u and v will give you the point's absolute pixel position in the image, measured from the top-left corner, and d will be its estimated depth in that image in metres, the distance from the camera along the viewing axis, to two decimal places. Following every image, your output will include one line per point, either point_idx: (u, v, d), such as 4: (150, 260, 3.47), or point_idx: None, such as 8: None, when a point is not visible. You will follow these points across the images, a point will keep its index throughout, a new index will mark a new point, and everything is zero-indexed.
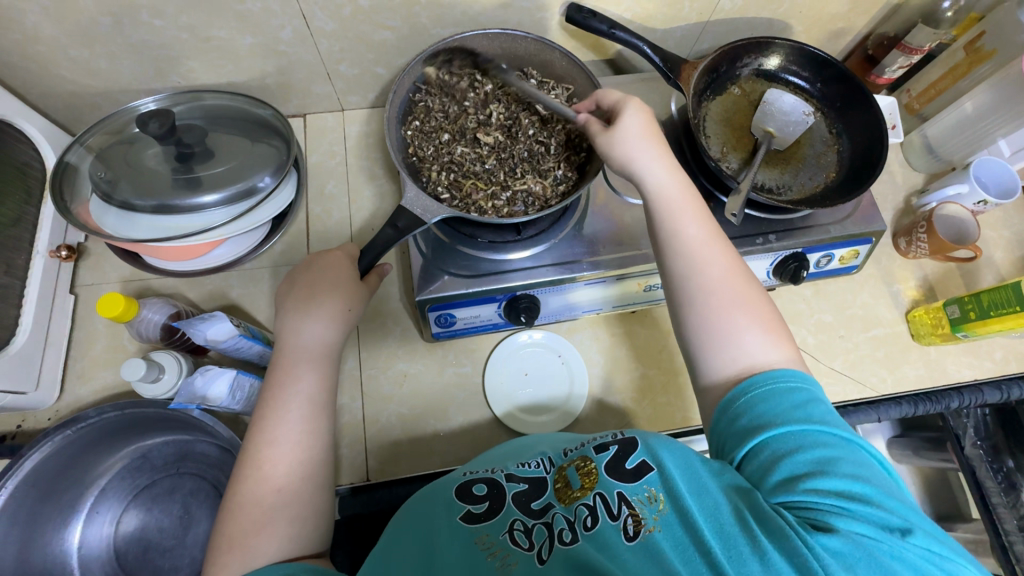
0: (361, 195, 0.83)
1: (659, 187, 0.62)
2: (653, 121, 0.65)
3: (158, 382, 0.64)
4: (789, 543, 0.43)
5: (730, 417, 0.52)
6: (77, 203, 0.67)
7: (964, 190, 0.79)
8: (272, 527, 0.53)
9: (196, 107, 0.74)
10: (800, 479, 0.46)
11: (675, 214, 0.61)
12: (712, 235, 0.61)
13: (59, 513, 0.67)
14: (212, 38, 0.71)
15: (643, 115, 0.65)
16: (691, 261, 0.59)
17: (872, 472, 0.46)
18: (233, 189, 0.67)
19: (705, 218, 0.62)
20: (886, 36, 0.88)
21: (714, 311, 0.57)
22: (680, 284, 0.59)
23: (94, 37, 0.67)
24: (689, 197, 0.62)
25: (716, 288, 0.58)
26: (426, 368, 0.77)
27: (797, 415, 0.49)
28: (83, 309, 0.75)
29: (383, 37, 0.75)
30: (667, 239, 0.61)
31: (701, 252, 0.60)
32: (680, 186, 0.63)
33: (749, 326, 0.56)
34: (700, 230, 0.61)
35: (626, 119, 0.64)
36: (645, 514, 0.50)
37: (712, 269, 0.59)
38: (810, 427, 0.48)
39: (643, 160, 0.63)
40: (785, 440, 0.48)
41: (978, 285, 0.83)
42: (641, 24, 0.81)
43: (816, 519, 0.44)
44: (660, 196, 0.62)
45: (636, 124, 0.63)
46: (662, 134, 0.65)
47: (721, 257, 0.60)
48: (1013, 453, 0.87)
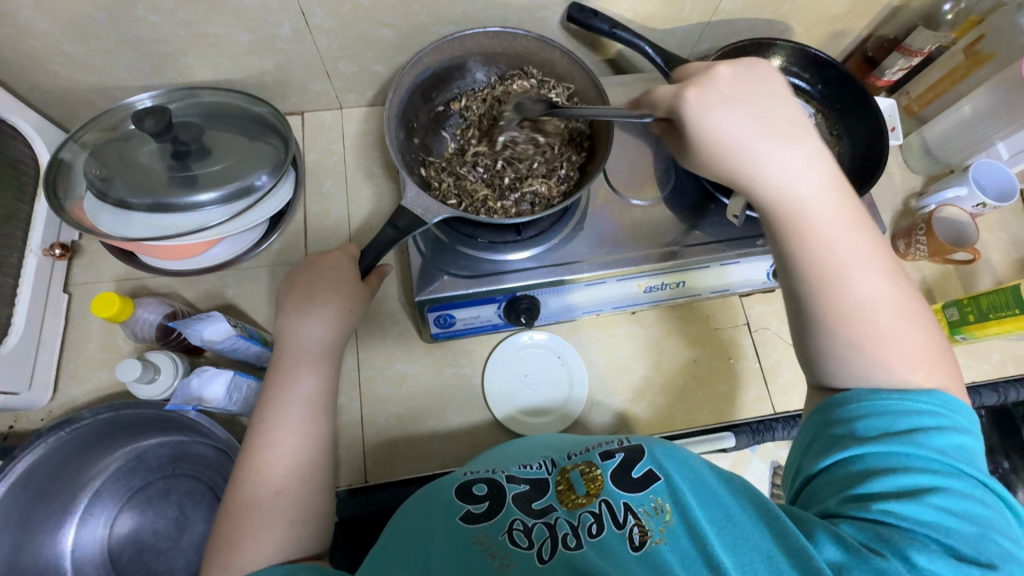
0: (359, 194, 0.83)
1: (799, 198, 0.53)
2: (774, 98, 0.54)
3: (153, 382, 0.63)
4: (806, 556, 0.44)
5: (832, 418, 0.50)
6: (72, 201, 0.66)
7: (963, 193, 0.79)
8: (271, 530, 0.52)
9: (192, 105, 0.73)
10: (879, 501, 0.44)
11: (805, 225, 0.53)
12: (853, 234, 0.53)
13: (53, 514, 0.66)
14: (209, 34, 0.70)
15: (731, 99, 0.53)
16: (830, 278, 0.51)
17: (967, 510, 0.43)
18: (231, 187, 0.66)
19: (857, 218, 0.53)
20: (886, 38, 0.88)
21: (852, 328, 0.50)
22: (819, 301, 0.52)
23: (89, 32, 0.66)
24: (833, 196, 0.53)
25: (869, 311, 0.50)
26: (424, 369, 0.77)
27: (904, 432, 0.46)
28: (76, 308, 0.74)
29: (383, 35, 0.75)
30: (789, 249, 0.53)
31: (845, 265, 0.51)
32: (820, 186, 0.53)
33: (901, 352, 0.49)
34: (833, 223, 0.53)
35: (711, 119, 0.53)
36: (651, 526, 0.50)
37: (853, 284, 0.51)
38: (910, 450, 0.45)
39: (773, 168, 0.53)
40: (886, 456, 0.45)
41: (975, 287, 0.83)
42: (642, 24, 0.81)
43: (867, 539, 0.43)
44: (790, 205, 0.53)
45: (736, 123, 0.53)
46: (784, 117, 0.54)
47: (861, 264, 0.52)
48: (1008, 455, 0.88)
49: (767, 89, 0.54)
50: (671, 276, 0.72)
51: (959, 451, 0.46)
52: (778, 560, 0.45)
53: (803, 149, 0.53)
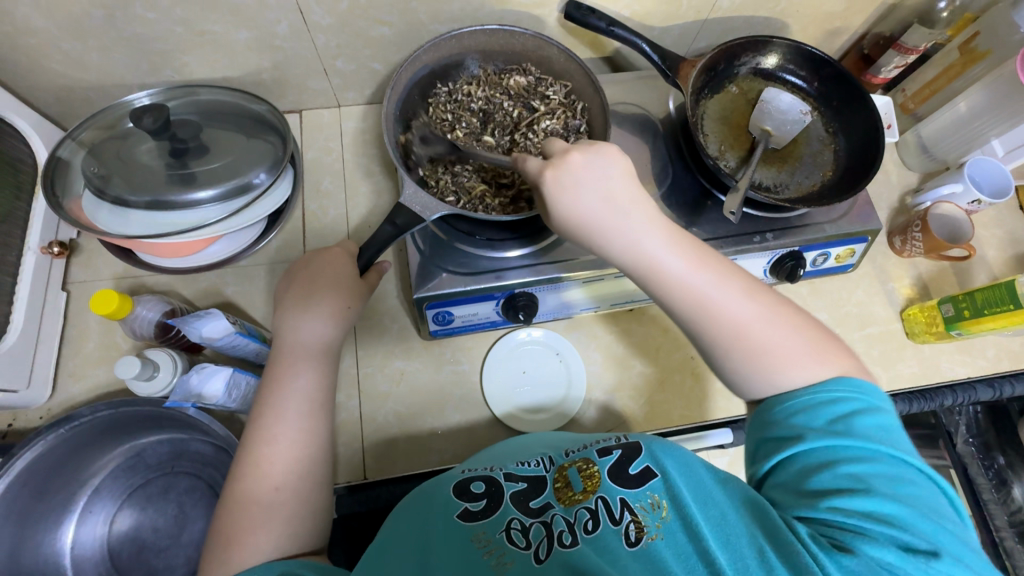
0: (357, 192, 0.83)
1: (653, 248, 0.56)
2: (614, 166, 0.57)
3: (152, 380, 0.63)
4: (792, 552, 0.44)
5: (766, 422, 0.52)
6: (70, 199, 0.66)
7: (959, 189, 0.80)
8: (270, 526, 0.52)
9: (190, 103, 0.73)
10: (825, 495, 0.46)
11: (655, 277, 0.56)
12: (705, 263, 0.56)
13: (52, 512, 0.66)
14: (207, 32, 0.70)
15: (581, 178, 0.56)
16: (698, 312, 0.55)
17: (906, 489, 0.45)
18: (229, 185, 0.67)
19: (702, 255, 0.57)
20: (882, 36, 0.89)
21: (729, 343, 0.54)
22: (695, 328, 0.56)
23: (86, 29, 0.66)
24: (676, 240, 0.57)
25: (740, 330, 0.54)
26: (423, 366, 0.77)
27: (833, 425, 0.48)
28: (75, 306, 0.74)
29: (381, 32, 0.75)
30: (659, 296, 0.57)
31: (704, 292, 0.55)
32: (658, 237, 0.56)
33: (774, 356, 0.53)
34: (678, 265, 0.56)
35: (574, 199, 0.56)
36: (648, 522, 0.50)
37: (714, 308, 0.55)
38: (841, 442, 0.47)
39: (626, 230, 0.56)
40: (819, 454, 0.47)
41: (971, 284, 0.84)
42: (639, 22, 0.81)
43: (838, 539, 0.43)
44: (643, 262, 0.56)
45: (588, 196, 0.56)
46: (622, 186, 0.57)
47: (721, 289, 0.55)
48: (1003, 451, 0.89)
49: (602, 159, 0.57)
50: None
51: (885, 432, 0.48)
52: (768, 555, 0.45)
53: (632, 211, 0.56)
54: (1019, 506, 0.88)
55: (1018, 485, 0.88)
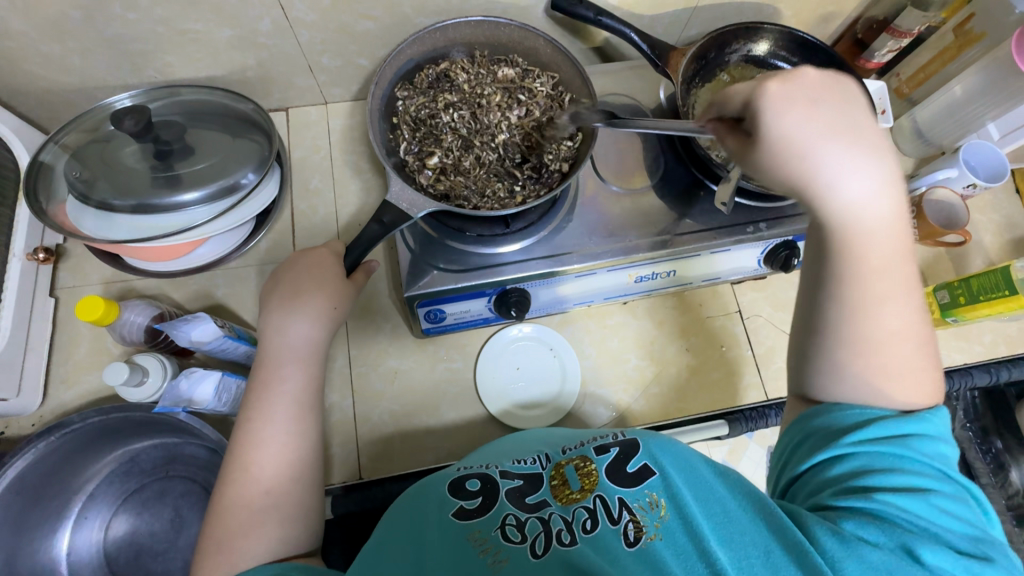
0: (346, 190, 0.82)
1: (872, 205, 0.45)
2: (835, 102, 0.44)
3: (142, 385, 0.63)
4: (803, 553, 0.44)
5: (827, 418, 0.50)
6: (54, 205, 0.65)
7: (954, 174, 0.78)
8: (261, 529, 0.52)
9: (173, 103, 0.72)
10: (877, 492, 0.44)
11: (855, 244, 0.46)
12: (899, 247, 0.47)
13: (48, 520, 0.66)
14: (188, 30, 0.69)
15: (814, 91, 0.44)
16: (857, 272, 0.47)
17: (958, 508, 0.44)
18: (215, 186, 0.66)
19: (903, 240, 0.47)
20: (875, 19, 0.86)
21: (861, 342, 0.48)
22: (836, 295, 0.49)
23: (64, 30, 0.65)
24: (896, 207, 0.46)
25: (883, 339, 0.48)
26: (416, 364, 0.76)
27: (902, 433, 0.46)
28: (64, 312, 0.74)
29: (365, 27, 0.74)
30: (833, 253, 0.47)
31: (878, 264, 0.47)
32: (888, 207, 0.45)
33: (897, 370, 0.48)
34: (887, 238, 0.46)
35: (778, 116, 0.44)
36: (646, 521, 0.50)
37: (885, 287, 0.47)
38: (900, 451, 0.46)
39: (834, 170, 0.44)
40: (884, 456, 0.46)
41: (967, 269, 0.83)
42: (629, 11, 0.80)
43: (881, 539, 0.42)
44: (848, 218, 0.45)
45: (801, 121, 0.43)
46: (858, 120, 0.44)
47: (893, 265, 0.48)
48: (1001, 435, 0.89)
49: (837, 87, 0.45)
50: (662, 264, 0.72)
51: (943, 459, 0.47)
52: (774, 556, 0.45)
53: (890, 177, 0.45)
54: (1016, 490, 0.87)
55: (1016, 469, 0.87)
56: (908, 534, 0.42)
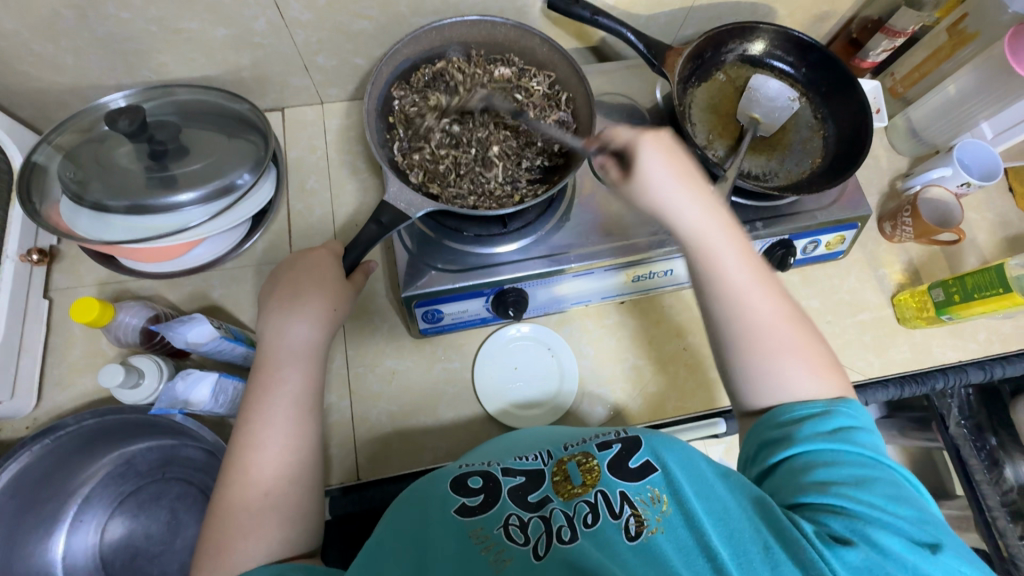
0: (343, 190, 0.82)
1: (703, 223, 0.59)
2: (686, 156, 0.60)
3: (137, 388, 0.63)
4: (798, 549, 0.45)
5: (769, 426, 0.52)
6: (47, 206, 0.65)
7: (948, 173, 0.79)
8: (260, 531, 0.52)
9: (168, 103, 0.71)
10: (828, 489, 0.47)
11: (710, 252, 0.58)
12: (749, 259, 0.58)
13: (42, 523, 0.66)
14: (183, 30, 0.68)
15: (671, 149, 0.60)
16: (729, 289, 0.57)
17: (903, 492, 0.47)
18: (211, 186, 0.65)
19: (745, 247, 0.59)
20: (870, 19, 0.87)
21: (744, 330, 0.56)
22: (717, 311, 0.57)
23: (57, 30, 0.64)
24: (733, 232, 0.59)
25: (762, 331, 0.55)
26: (414, 365, 0.76)
27: (834, 431, 0.49)
28: (58, 314, 0.73)
29: (361, 26, 0.73)
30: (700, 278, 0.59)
31: (734, 277, 0.57)
32: (721, 222, 0.59)
33: (773, 346, 0.55)
34: (732, 253, 0.58)
35: (645, 165, 0.59)
36: (648, 516, 0.50)
37: (747, 295, 0.57)
38: (838, 447, 0.49)
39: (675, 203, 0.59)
40: (825, 453, 0.49)
41: (962, 267, 0.83)
42: (625, 10, 0.80)
43: (837, 530, 0.45)
44: (697, 236, 0.59)
45: (660, 167, 0.59)
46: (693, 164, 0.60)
47: (746, 278, 0.57)
48: (995, 431, 0.89)
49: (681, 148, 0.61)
50: (661, 263, 0.72)
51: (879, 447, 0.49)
52: (774, 552, 0.46)
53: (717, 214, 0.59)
54: (1012, 487, 0.87)
55: (1010, 465, 0.87)
56: (855, 523, 0.45)
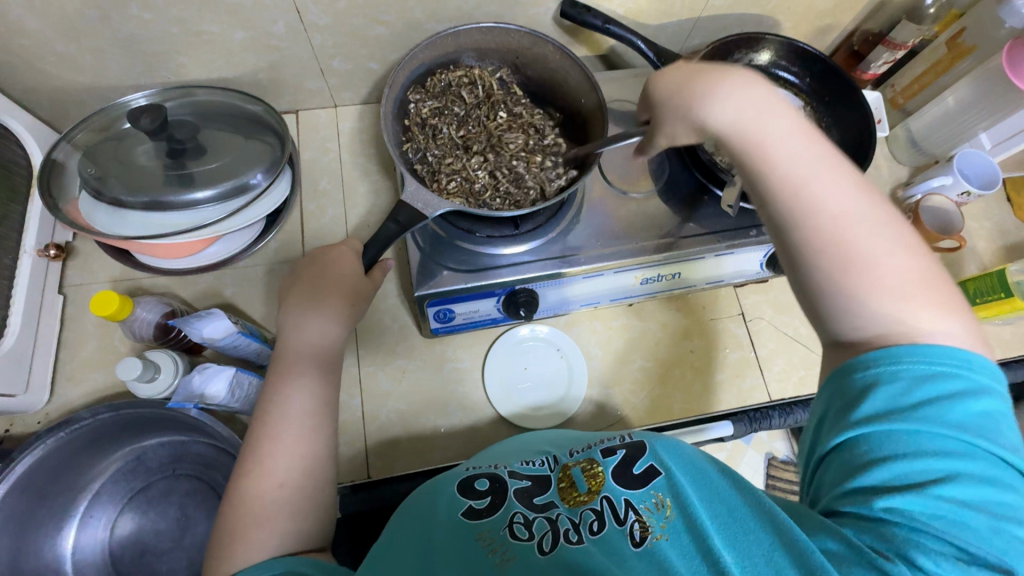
0: (355, 191, 0.83)
1: (760, 134, 0.54)
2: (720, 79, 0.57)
3: (153, 382, 0.63)
4: (807, 557, 0.43)
5: (848, 386, 0.46)
6: (66, 201, 0.65)
7: (948, 181, 0.81)
8: (274, 522, 0.52)
9: (187, 104, 0.73)
10: (887, 490, 0.42)
11: (766, 142, 0.54)
12: (843, 177, 0.53)
13: (53, 518, 0.66)
14: (204, 32, 0.70)
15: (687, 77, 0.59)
16: (795, 191, 0.52)
17: (982, 495, 0.41)
18: (227, 185, 0.66)
19: (859, 188, 0.52)
20: (870, 32, 0.90)
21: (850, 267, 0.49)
22: (788, 212, 0.52)
23: (81, 30, 0.66)
24: (798, 132, 0.55)
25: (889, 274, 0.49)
26: (424, 364, 0.77)
27: (916, 408, 0.43)
28: (72, 310, 0.74)
29: (378, 32, 0.75)
30: (760, 180, 0.54)
31: (820, 190, 0.52)
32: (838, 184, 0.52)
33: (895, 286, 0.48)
34: (815, 167, 0.53)
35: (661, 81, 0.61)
36: (652, 522, 0.51)
37: (832, 210, 0.51)
38: (921, 429, 0.42)
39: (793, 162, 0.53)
40: (898, 438, 0.43)
41: (962, 274, 0.85)
42: (634, 20, 0.82)
43: (873, 543, 0.41)
44: (743, 133, 0.55)
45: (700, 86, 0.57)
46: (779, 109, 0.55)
47: (835, 204, 0.51)
48: None
49: (713, 70, 0.58)
50: (668, 266, 0.73)
51: (984, 426, 0.43)
52: (777, 556, 0.45)
53: (804, 136, 0.54)
54: None
55: None
56: (905, 539, 0.40)
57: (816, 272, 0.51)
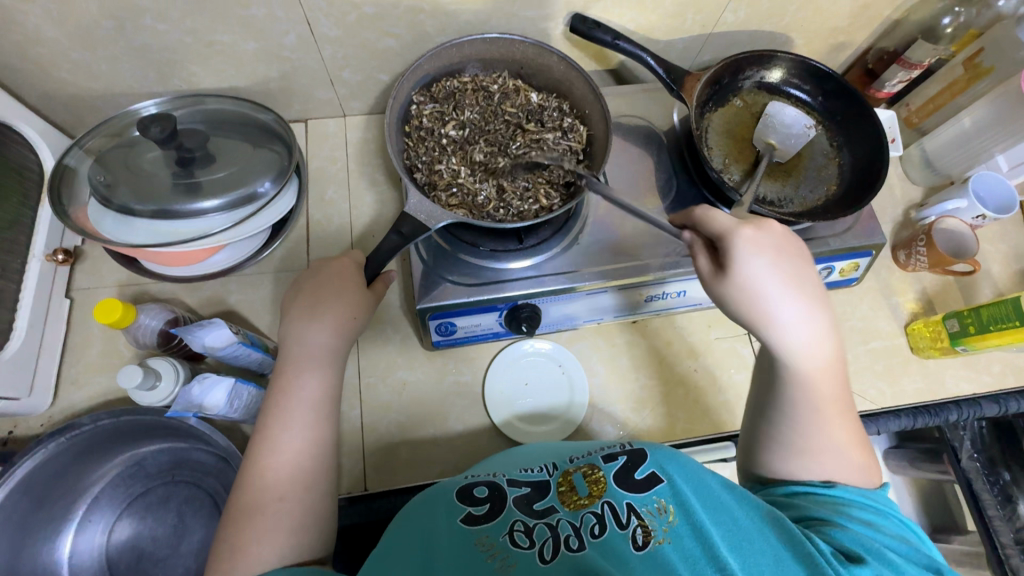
0: (361, 201, 0.83)
1: (812, 362, 0.54)
2: (795, 258, 0.54)
3: (154, 389, 0.64)
4: (813, 561, 0.46)
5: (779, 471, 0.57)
6: (75, 207, 0.66)
7: (963, 205, 0.80)
8: (273, 535, 0.52)
9: (197, 112, 0.73)
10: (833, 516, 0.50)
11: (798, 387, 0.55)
12: (844, 422, 0.55)
13: (51, 522, 0.66)
14: (215, 42, 0.70)
15: (778, 249, 0.54)
16: (803, 407, 0.55)
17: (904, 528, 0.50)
18: (234, 194, 0.67)
19: (843, 400, 0.55)
20: (885, 51, 0.87)
21: (802, 439, 0.55)
22: (794, 412, 0.55)
23: (95, 39, 0.67)
24: (837, 361, 0.54)
25: (835, 450, 0.54)
26: (425, 376, 0.77)
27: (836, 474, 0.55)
28: (78, 314, 0.75)
29: (387, 44, 0.75)
30: (786, 391, 0.56)
31: (810, 409, 0.54)
32: (836, 390, 0.55)
33: (833, 459, 0.54)
34: (826, 398, 0.54)
35: (742, 265, 0.53)
36: (655, 526, 0.50)
37: (814, 434, 0.54)
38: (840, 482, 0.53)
39: (801, 348, 0.53)
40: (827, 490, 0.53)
41: (976, 299, 0.83)
42: (644, 36, 0.82)
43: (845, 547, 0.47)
44: (787, 352, 0.54)
45: (763, 274, 0.53)
46: (807, 277, 0.54)
47: (831, 433, 0.54)
48: (1009, 466, 0.86)
49: (779, 246, 0.54)
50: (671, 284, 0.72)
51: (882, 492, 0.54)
52: (785, 561, 0.46)
53: (834, 352, 0.54)
54: None
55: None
56: (862, 540, 0.48)
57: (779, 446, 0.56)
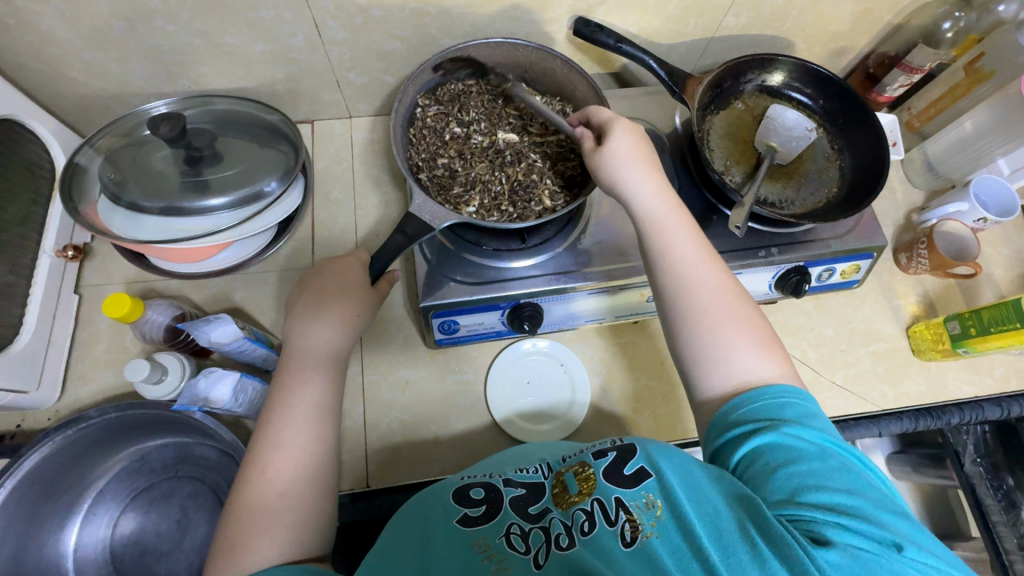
0: (366, 202, 0.84)
1: (660, 211, 0.63)
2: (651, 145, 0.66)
3: (160, 383, 0.65)
4: (784, 548, 0.44)
5: (725, 419, 0.53)
6: (85, 204, 0.67)
7: (964, 207, 0.80)
8: (274, 530, 0.52)
9: (206, 112, 0.74)
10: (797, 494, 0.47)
11: (663, 233, 0.62)
12: (721, 275, 0.60)
13: (57, 515, 0.67)
14: (224, 44, 0.72)
15: (637, 135, 0.65)
16: (678, 276, 0.60)
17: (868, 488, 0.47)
18: (241, 192, 0.68)
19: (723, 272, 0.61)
20: (887, 55, 0.89)
21: (691, 308, 0.58)
22: (667, 289, 0.60)
23: (107, 40, 0.68)
24: (683, 217, 0.63)
25: (713, 304, 0.58)
26: (428, 374, 0.77)
27: (795, 418, 0.51)
28: (86, 310, 0.76)
29: (393, 46, 0.77)
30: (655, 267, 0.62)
31: (692, 276, 0.60)
32: (712, 264, 0.61)
33: (720, 318, 0.58)
34: (690, 251, 0.61)
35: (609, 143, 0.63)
36: (643, 521, 0.50)
37: (704, 293, 0.59)
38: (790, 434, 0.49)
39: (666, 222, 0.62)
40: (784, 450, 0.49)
41: (978, 302, 0.83)
42: (647, 39, 0.83)
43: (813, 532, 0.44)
44: (652, 213, 0.63)
45: (622, 146, 0.63)
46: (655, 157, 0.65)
47: (716, 287, 0.59)
48: (1013, 471, 0.85)
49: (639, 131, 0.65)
50: None
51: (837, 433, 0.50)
52: (761, 550, 0.45)
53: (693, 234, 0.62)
54: None
55: None
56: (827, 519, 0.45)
57: (682, 328, 0.59)
